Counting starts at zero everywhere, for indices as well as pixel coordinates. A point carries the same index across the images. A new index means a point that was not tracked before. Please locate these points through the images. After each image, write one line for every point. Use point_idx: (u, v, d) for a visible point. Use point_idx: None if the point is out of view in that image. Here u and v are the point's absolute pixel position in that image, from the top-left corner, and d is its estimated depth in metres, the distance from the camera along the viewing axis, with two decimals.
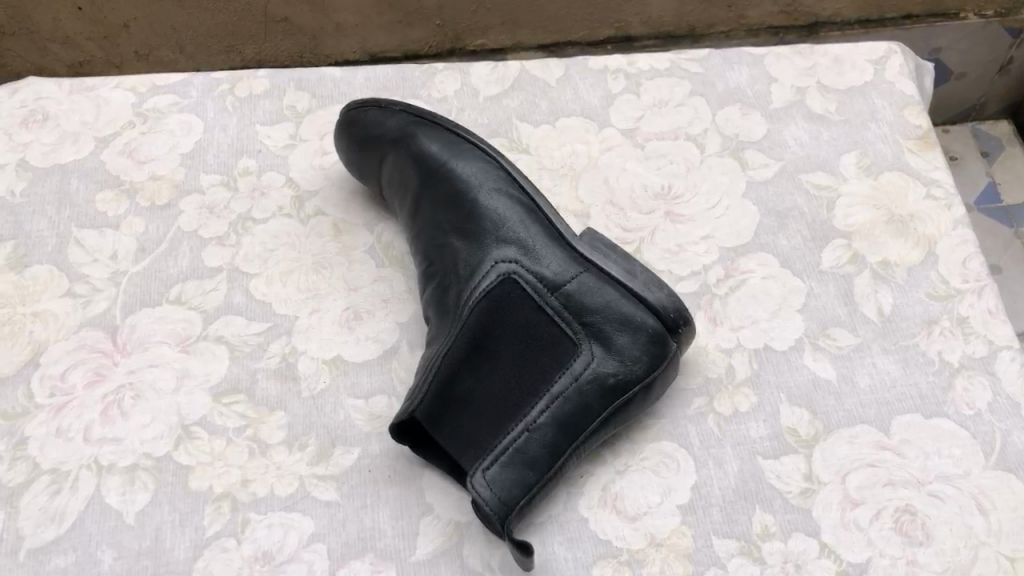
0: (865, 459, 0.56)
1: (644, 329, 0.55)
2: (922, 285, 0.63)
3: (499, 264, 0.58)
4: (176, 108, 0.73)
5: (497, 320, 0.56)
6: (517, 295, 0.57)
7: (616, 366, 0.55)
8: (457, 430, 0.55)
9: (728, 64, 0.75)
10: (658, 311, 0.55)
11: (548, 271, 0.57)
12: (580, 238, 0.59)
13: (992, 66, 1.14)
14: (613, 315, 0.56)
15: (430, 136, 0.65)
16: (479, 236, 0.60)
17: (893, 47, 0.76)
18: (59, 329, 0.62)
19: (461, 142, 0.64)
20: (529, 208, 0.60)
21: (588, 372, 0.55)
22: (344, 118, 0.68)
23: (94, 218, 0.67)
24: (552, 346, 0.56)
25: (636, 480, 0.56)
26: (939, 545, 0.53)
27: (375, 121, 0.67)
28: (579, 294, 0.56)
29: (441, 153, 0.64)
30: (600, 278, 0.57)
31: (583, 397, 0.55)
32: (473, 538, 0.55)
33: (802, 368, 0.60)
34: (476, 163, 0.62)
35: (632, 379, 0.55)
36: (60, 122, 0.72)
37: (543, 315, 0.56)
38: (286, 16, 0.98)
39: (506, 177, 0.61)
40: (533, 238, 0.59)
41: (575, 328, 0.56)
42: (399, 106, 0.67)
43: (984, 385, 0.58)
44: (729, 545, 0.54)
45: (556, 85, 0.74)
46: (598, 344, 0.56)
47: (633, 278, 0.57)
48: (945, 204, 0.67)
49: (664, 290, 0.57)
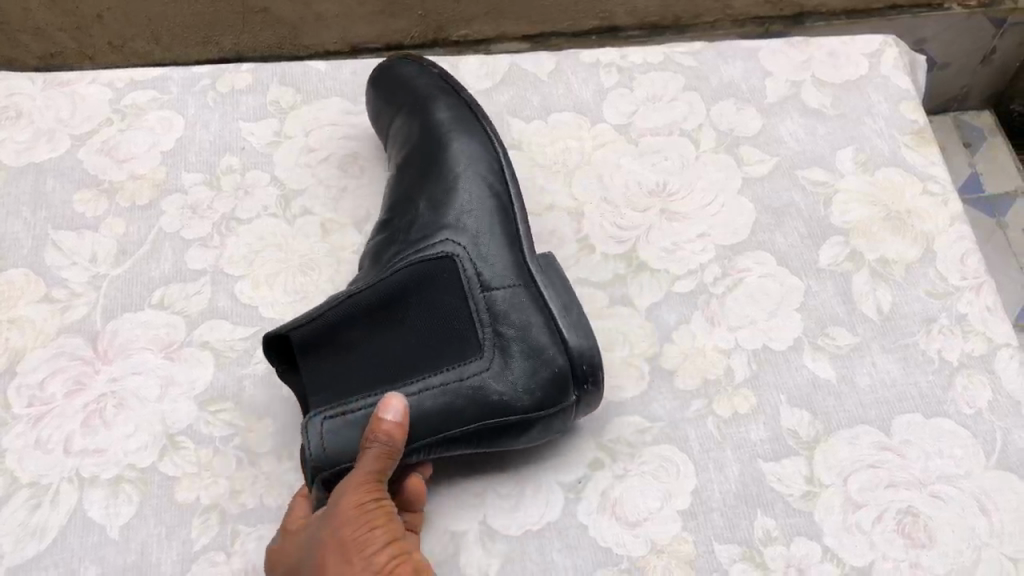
0: (867, 461, 0.55)
1: (550, 366, 0.54)
2: (921, 283, 0.62)
3: (449, 236, 0.57)
4: (157, 104, 0.71)
5: (420, 285, 0.55)
6: (448, 274, 0.55)
7: (498, 391, 0.53)
8: (338, 365, 0.54)
9: (723, 59, 0.74)
10: (570, 359, 0.54)
11: (489, 271, 0.56)
12: (535, 256, 0.58)
13: (975, 57, 1.13)
14: (530, 340, 0.54)
15: (447, 103, 0.65)
16: (443, 206, 0.59)
17: (888, 40, 0.75)
18: (37, 335, 0.60)
19: (473, 120, 0.64)
20: (501, 208, 0.60)
21: (482, 378, 0.53)
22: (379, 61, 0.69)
23: (73, 219, 0.65)
24: (461, 340, 0.54)
25: (636, 485, 0.55)
26: (942, 547, 0.53)
27: (407, 71, 0.68)
28: (506, 308, 0.55)
29: (450, 121, 0.64)
30: (534, 303, 0.56)
31: (459, 399, 0.52)
32: (469, 548, 0.54)
33: (802, 369, 0.59)
34: (473, 146, 0.63)
35: (514, 406, 0.53)
36: (35, 118, 0.69)
37: (465, 305, 0.54)
38: (265, 6, 0.96)
39: (495, 171, 0.62)
40: (492, 231, 0.58)
41: (488, 334, 0.54)
42: (437, 70, 0.68)
43: (985, 385, 0.58)
44: (731, 550, 0.53)
45: (548, 80, 0.73)
46: (501, 359, 0.54)
47: (565, 315, 0.56)
48: (942, 201, 0.66)
49: (589, 341, 0.55)
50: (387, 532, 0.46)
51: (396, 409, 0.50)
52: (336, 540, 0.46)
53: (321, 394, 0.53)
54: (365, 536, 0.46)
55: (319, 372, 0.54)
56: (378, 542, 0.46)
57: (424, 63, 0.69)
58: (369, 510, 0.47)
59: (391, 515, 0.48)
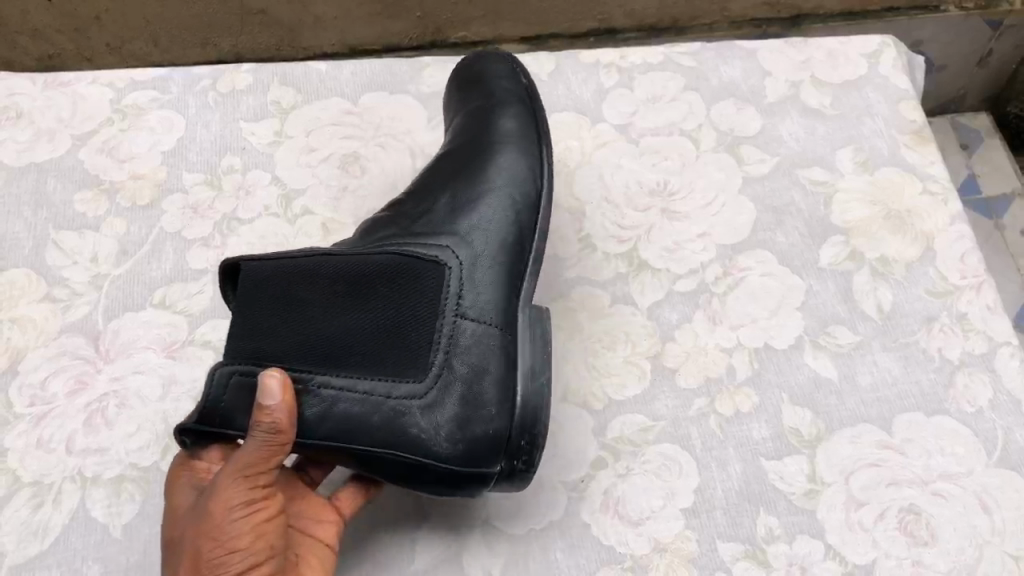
0: (868, 460, 0.55)
1: (484, 423, 0.50)
2: (921, 281, 0.62)
3: (451, 242, 0.54)
4: (157, 104, 0.71)
5: (396, 276, 0.51)
6: (431, 280, 0.52)
7: (421, 429, 0.49)
8: (278, 313, 0.50)
9: (722, 59, 0.74)
10: (507, 429, 0.51)
11: (472, 300, 0.52)
12: (525, 309, 0.55)
13: (971, 59, 1.14)
14: (475, 390, 0.50)
15: (520, 115, 0.63)
16: (460, 210, 0.57)
17: (886, 41, 0.75)
18: (38, 335, 0.60)
19: (531, 140, 0.62)
20: (514, 234, 0.56)
21: (412, 400, 0.49)
22: (479, 54, 0.69)
23: (74, 219, 0.65)
24: (410, 356, 0.50)
25: (639, 484, 0.55)
26: (943, 545, 0.53)
27: (501, 70, 0.67)
28: (468, 348, 0.51)
29: (511, 132, 0.62)
30: (502, 356, 0.52)
31: (376, 416, 0.48)
32: (472, 547, 0.54)
33: (803, 367, 0.59)
34: (518, 166, 0.60)
35: (428, 446, 0.49)
36: (35, 119, 0.69)
37: (432, 322, 0.51)
38: (263, 8, 0.96)
39: (527, 198, 0.59)
40: (496, 256, 0.55)
41: (438, 365, 0.50)
42: (526, 80, 0.66)
43: (985, 383, 0.58)
44: (734, 549, 0.53)
45: (548, 80, 0.73)
46: (439, 394, 0.50)
47: (529, 380, 0.52)
48: (942, 200, 0.66)
49: (535, 421, 0.51)
50: (245, 556, 0.44)
51: (275, 395, 0.46)
52: (193, 551, 0.44)
53: (241, 333, 0.50)
54: (218, 560, 0.44)
55: (255, 313, 0.50)
56: (231, 569, 0.44)
57: (516, 67, 0.67)
58: (233, 526, 0.44)
59: (261, 535, 0.46)
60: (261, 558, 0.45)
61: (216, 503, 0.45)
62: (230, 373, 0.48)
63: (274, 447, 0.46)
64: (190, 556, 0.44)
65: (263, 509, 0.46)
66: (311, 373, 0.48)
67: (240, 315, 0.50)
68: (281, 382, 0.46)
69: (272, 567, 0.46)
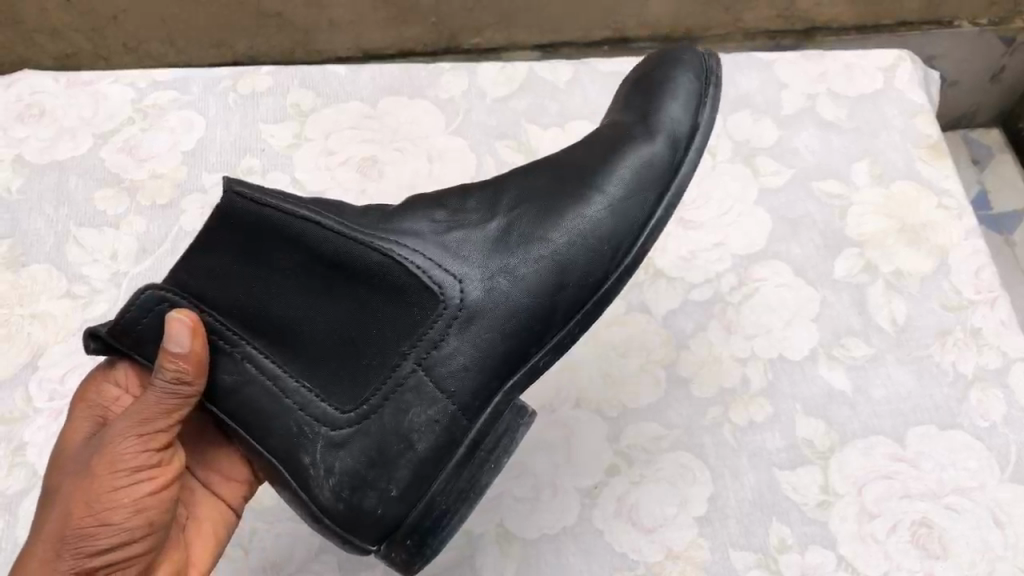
0: (881, 471, 0.55)
1: (376, 493, 0.42)
2: (936, 294, 0.62)
3: (478, 256, 0.45)
4: (177, 104, 0.71)
5: (385, 290, 0.42)
6: (418, 312, 0.42)
7: (311, 464, 0.41)
8: (247, 258, 0.41)
9: (738, 69, 0.74)
10: (397, 518, 0.42)
11: (452, 357, 0.43)
12: (501, 401, 0.44)
13: (983, 74, 1.09)
14: (390, 461, 0.42)
15: (656, 167, 0.49)
16: (512, 217, 0.46)
17: (902, 55, 0.75)
18: (58, 331, 0.60)
19: (641, 201, 0.48)
20: (545, 301, 0.45)
21: (328, 424, 0.42)
22: (679, 52, 0.55)
23: (94, 216, 0.66)
24: (352, 382, 0.42)
25: (653, 491, 0.55)
26: (956, 558, 0.53)
27: (674, 98, 0.52)
28: (414, 416, 0.42)
29: (625, 183, 0.48)
30: (441, 443, 0.43)
31: (276, 422, 0.42)
32: (485, 550, 0.54)
33: (817, 378, 0.59)
34: (603, 229, 0.47)
35: (306, 478, 0.42)
36: (57, 117, 0.70)
37: (391, 361, 0.42)
38: (278, 10, 0.96)
39: (585, 273, 0.46)
40: (509, 310, 0.44)
41: (368, 409, 0.42)
42: (695, 117, 0.52)
43: (999, 398, 0.58)
44: (747, 557, 0.53)
45: (565, 88, 0.74)
46: (351, 436, 0.42)
47: (458, 480, 0.43)
48: (956, 214, 0.66)
49: (433, 526, 0.43)
50: (117, 532, 0.41)
51: (183, 343, 0.40)
52: (62, 514, 0.41)
53: (198, 249, 0.41)
54: (87, 532, 0.40)
55: (230, 241, 0.41)
56: (100, 544, 0.41)
57: (692, 105, 0.52)
58: (112, 497, 0.41)
59: (140, 509, 0.42)
60: (136, 536, 0.42)
61: (103, 460, 0.42)
62: (161, 302, 0.41)
63: (172, 407, 0.42)
64: (58, 519, 0.41)
65: (150, 477, 0.43)
66: (247, 340, 0.42)
67: (205, 228, 0.42)
68: (193, 328, 0.40)
69: (149, 544, 0.43)
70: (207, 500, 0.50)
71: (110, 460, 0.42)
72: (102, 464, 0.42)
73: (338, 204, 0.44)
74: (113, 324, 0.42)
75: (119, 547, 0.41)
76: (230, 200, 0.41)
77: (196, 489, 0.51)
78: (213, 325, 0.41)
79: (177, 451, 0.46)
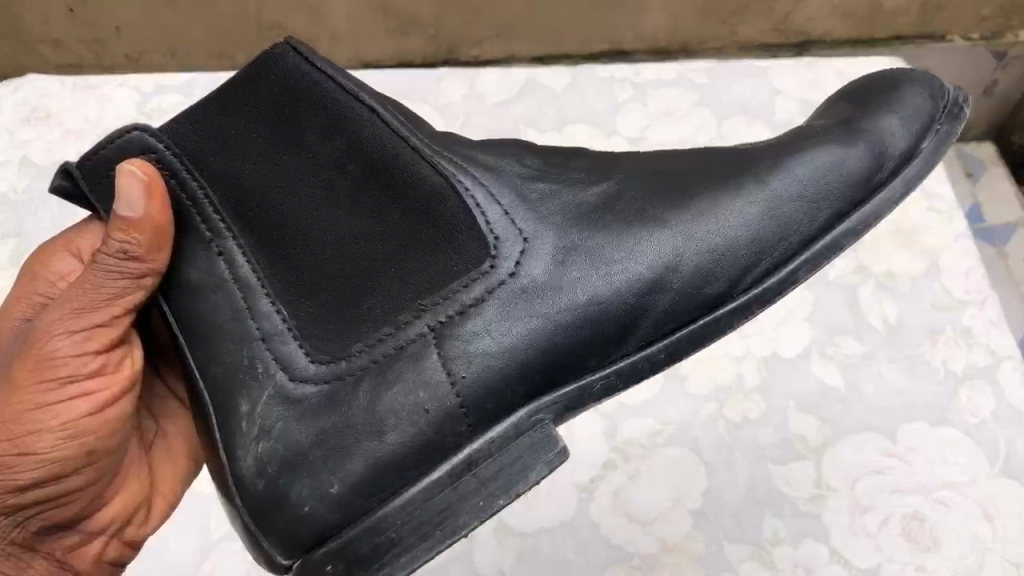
0: (873, 467, 0.56)
1: (317, 478, 0.34)
2: (927, 295, 0.63)
3: (560, 215, 0.36)
4: (182, 108, 0.73)
5: (420, 225, 0.35)
6: (452, 260, 0.35)
7: (247, 414, 0.35)
8: (277, 133, 0.36)
9: (734, 77, 0.76)
10: (327, 528, 0.33)
11: (484, 331, 0.34)
12: (525, 421, 0.35)
13: (977, 88, 1.03)
14: (346, 447, 0.34)
15: (842, 176, 0.39)
16: (630, 182, 0.38)
17: (894, 63, 0.76)
18: None
19: (806, 212, 0.38)
20: (620, 298, 0.36)
21: (290, 370, 0.35)
22: (913, 75, 0.45)
23: None
24: (342, 331, 0.35)
25: (647, 485, 0.56)
26: (946, 551, 0.53)
27: (896, 112, 0.42)
28: (398, 395, 0.34)
29: (795, 183, 0.39)
30: (421, 447, 0.34)
31: (227, 340, 0.36)
32: (482, 542, 0.55)
33: (811, 375, 0.60)
34: (736, 232, 0.37)
35: (241, 420, 0.35)
36: (63, 119, 0.71)
37: (396, 315, 0.35)
38: (280, 22, 0.92)
39: (690, 280, 0.37)
40: (570, 292, 0.35)
41: (354, 372, 0.34)
42: (912, 142, 0.41)
43: (988, 394, 0.59)
44: (739, 550, 0.54)
45: (563, 94, 0.75)
46: (320, 402, 0.34)
47: (422, 513, 0.33)
48: (947, 217, 0.68)
49: (370, 556, 0.33)
50: (41, 463, 0.40)
51: (135, 206, 0.35)
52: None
53: (235, 110, 0.36)
54: (6, 462, 0.39)
55: (263, 99, 0.36)
56: (21, 478, 0.40)
57: (916, 128, 0.42)
58: (37, 418, 0.40)
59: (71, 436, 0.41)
60: (67, 462, 0.41)
61: (34, 367, 0.40)
62: (146, 152, 0.36)
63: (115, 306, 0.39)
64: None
65: (86, 395, 0.41)
66: (234, 235, 0.36)
67: (244, 72, 0.37)
68: (149, 189, 0.36)
69: (83, 473, 0.43)
70: (174, 410, 0.50)
71: (41, 371, 0.40)
72: (31, 371, 0.40)
73: (426, 123, 0.38)
74: (85, 162, 0.37)
75: (45, 478, 0.41)
76: (287, 56, 0.36)
77: (167, 399, 0.50)
78: (201, 199, 0.37)
79: (127, 353, 0.43)
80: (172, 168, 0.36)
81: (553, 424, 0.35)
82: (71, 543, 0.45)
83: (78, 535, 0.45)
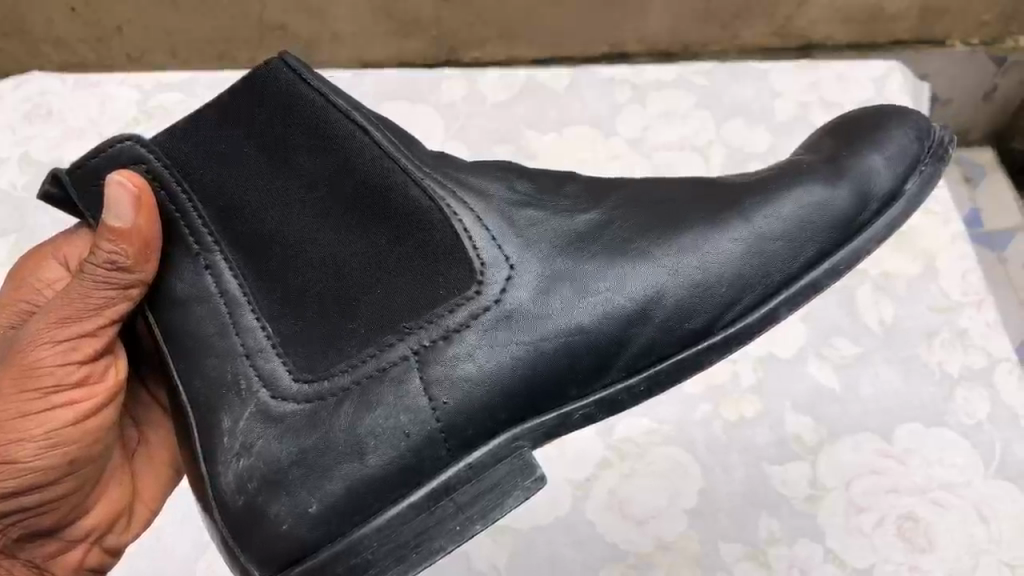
0: (869, 467, 0.56)
1: (297, 496, 0.34)
2: (925, 298, 0.64)
3: (547, 241, 0.36)
4: (183, 106, 0.73)
5: (405, 249, 0.35)
6: (437, 284, 0.35)
7: (228, 431, 0.35)
8: (268, 150, 0.36)
9: (733, 79, 0.76)
10: (305, 547, 0.34)
11: (467, 355, 0.34)
12: (504, 447, 0.35)
13: (976, 93, 1.03)
14: (326, 466, 0.34)
15: (830, 209, 0.39)
16: (618, 209, 0.38)
17: (894, 66, 0.76)
18: None
19: (789, 249, 0.38)
20: (604, 327, 0.36)
21: (273, 388, 0.35)
22: (907, 111, 0.45)
23: None
24: (325, 350, 0.35)
25: (643, 484, 0.57)
26: (942, 553, 0.53)
27: (883, 148, 0.42)
28: (379, 418, 0.34)
29: (782, 218, 0.38)
30: (401, 468, 0.34)
31: (211, 355, 0.36)
32: (478, 540, 0.55)
33: (808, 377, 0.60)
34: (723, 262, 0.37)
35: (223, 434, 0.35)
36: (65, 117, 0.71)
37: (380, 337, 0.35)
38: (283, 23, 0.93)
39: (676, 311, 0.37)
40: (555, 319, 0.35)
41: (336, 395, 0.35)
42: (899, 177, 0.41)
43: (984, 397, 0.59)
44: (735, 549, 0.54)
45: (564, 95, 0.76)
46: (302, 421, 0.35)
47: (398, 536, 0.33)
48: (944, 220, 0.68)
49: None
50: (25, 472, 0.40)
51: (126, 216, 0.36)
52: None
53: (228, 125, 0.37)
54: None
55: (255, 116, 0.37)
56: (6, 485, 0.40)
57: (902, 167, 0.41)
58: (23, 425, 0.40)
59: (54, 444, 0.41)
60: (50, 470, 0.41)
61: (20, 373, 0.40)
62: (136, 162, 0.37)
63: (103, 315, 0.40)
64: None
65: (71, 403, 0.41)
66: (222, 250, 0.37)
67: (238, 88, 0.37)
68: (137, 198, 0.36)
69: (67, 479, 0.43)
70: (155, 416, 0.50)
71: (28, 377, 0.40)
72: (18, 377, 0.40)
73: (420, 144, 0.38)
74: (76, 168, 0.37)
75: (29, 483, 0.41)
76: (280, 74, 0.37)
77: (149, 405, 0.50)
78: (189, 212, 0.37)
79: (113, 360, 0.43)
80: (160, 178, 0.37)
81: (532, 451, 0.35)
82: (53, 549, 0.46)
83: (58, 543, 0.46)
